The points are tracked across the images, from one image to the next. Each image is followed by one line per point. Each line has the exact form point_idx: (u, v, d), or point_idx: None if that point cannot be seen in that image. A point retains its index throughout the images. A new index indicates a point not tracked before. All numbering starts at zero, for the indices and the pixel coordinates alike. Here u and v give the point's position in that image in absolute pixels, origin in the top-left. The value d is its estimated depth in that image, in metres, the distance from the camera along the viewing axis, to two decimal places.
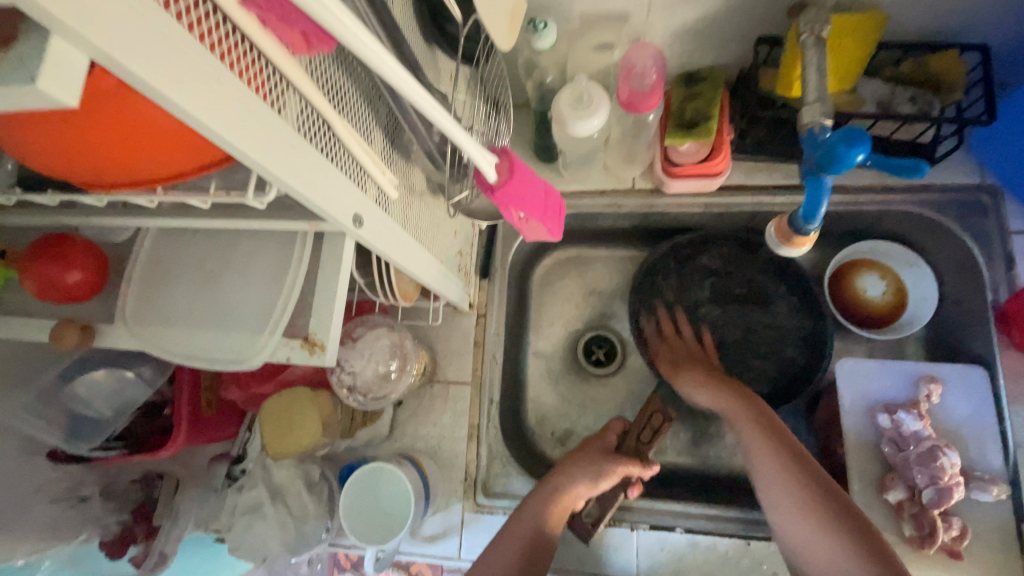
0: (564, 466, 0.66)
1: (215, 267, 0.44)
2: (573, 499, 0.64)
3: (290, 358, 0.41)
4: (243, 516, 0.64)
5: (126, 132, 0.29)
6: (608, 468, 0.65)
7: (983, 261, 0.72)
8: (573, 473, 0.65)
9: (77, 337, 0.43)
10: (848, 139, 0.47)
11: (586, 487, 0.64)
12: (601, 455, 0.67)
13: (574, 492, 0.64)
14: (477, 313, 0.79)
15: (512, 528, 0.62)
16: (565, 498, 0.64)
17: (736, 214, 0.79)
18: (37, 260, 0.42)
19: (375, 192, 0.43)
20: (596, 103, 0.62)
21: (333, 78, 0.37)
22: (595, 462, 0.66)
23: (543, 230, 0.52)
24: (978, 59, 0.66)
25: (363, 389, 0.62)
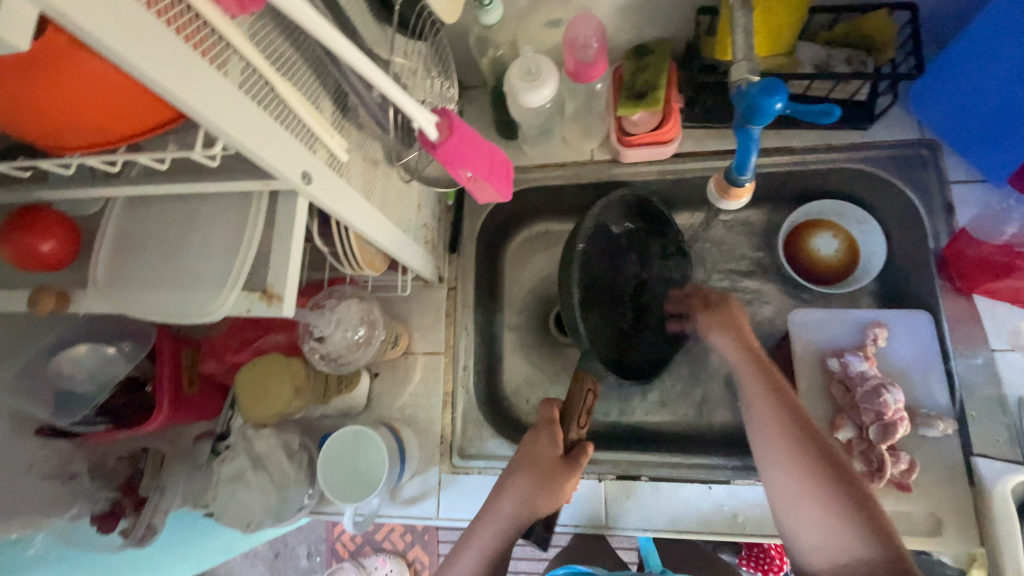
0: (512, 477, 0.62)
1: (178, 231, 0.47)
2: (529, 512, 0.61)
3: (251, 310, 0.44)
4: (227, 484, 0.67)
5: (79, 89, 0.32)
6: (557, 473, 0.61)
7: (925, 212, 0.75)
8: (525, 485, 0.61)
9: (53, 303, 0.46)
10: (767, 89, 0.50)
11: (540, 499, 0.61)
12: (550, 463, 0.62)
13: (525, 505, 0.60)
14: (447, 286, 0.82)
15: (476, 531, 0.60)
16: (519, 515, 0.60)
17: (691, 181, 0.82)
18: (13, 230, 0.45)
19: (325, 155, 0.46)
20: (544, 74, 0.66)
21: (274, 43, 0.40)
22: (544, 469, 0.62)
23: (492, 190, 0.55)
24: (907, 18, 0.70)
25: (335, 354, 0.65)
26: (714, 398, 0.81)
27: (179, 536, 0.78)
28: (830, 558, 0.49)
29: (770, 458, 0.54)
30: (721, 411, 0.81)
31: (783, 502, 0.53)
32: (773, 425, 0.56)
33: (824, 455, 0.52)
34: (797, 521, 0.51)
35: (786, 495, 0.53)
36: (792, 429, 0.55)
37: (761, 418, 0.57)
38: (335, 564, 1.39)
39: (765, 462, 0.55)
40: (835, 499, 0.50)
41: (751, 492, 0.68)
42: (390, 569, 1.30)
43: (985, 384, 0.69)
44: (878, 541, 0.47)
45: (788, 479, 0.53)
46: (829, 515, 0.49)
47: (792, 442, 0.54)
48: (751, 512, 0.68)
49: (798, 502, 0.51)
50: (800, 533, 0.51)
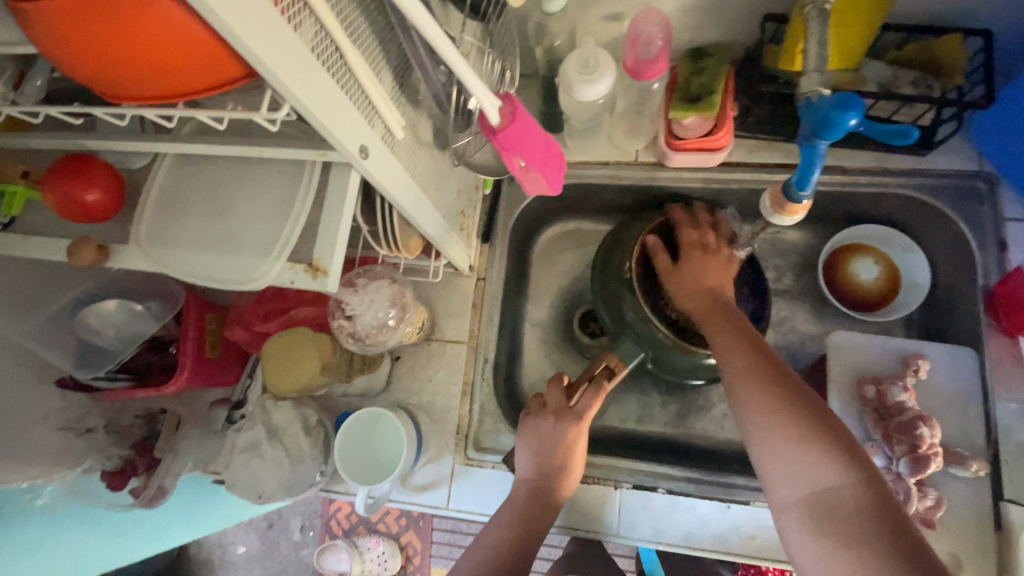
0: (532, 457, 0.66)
1: (225, 195, 0.46)
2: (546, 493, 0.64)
3: (295, 282, 0.43)
4: (241, 454, 0.67)
5: (151, 35, 0.30)
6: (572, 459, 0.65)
7: (976, 247, 0.73)
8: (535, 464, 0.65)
9: (93, 255, 0.45)
10: (842, 104, 0.48)
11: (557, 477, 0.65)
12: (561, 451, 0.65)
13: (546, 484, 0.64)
14: (476, 276, 0.81)
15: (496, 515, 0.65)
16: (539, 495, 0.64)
17: (736, 192, 0.80)
18: (61, 177, 0.44)
19: (382, 130, 0.45)
20: (602, 69, 0.64)
21: (347, 7, 0.38)
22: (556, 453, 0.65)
23: (543, 182, 0.54)
24: (981, 45, 0.67)
25: (362, 334, 0.64)
26: (737, 416, 0.80)
27: (186, 500, 0.77)
28: (800, 488, 0.46)
29: (743, 393, 0.52)
30: (742, 430, 0.79)
31: (757, 434, 0.50)
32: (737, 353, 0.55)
33: (800, 392, 0.50)
34: (770, 455, 0.49)
35: (758, 429, 0.50)
36: (764, 368, 0.52)
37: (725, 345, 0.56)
38: (327, 541, 1.39)
39: (737, 400, 0.53)
40: (808, 430, 0.47)
41: (770, 515, 0.67)
42: (381, 551, 1.29)
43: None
44: (858, 469, 0.45)
45: (763, 411, 0.50)
46: (803, 446, 0.47)
47: (765, 376, 0.52)
48: (769, 536, 0.66)
49: (769, 431, 0.49)
50: (771, 464, 0.49)
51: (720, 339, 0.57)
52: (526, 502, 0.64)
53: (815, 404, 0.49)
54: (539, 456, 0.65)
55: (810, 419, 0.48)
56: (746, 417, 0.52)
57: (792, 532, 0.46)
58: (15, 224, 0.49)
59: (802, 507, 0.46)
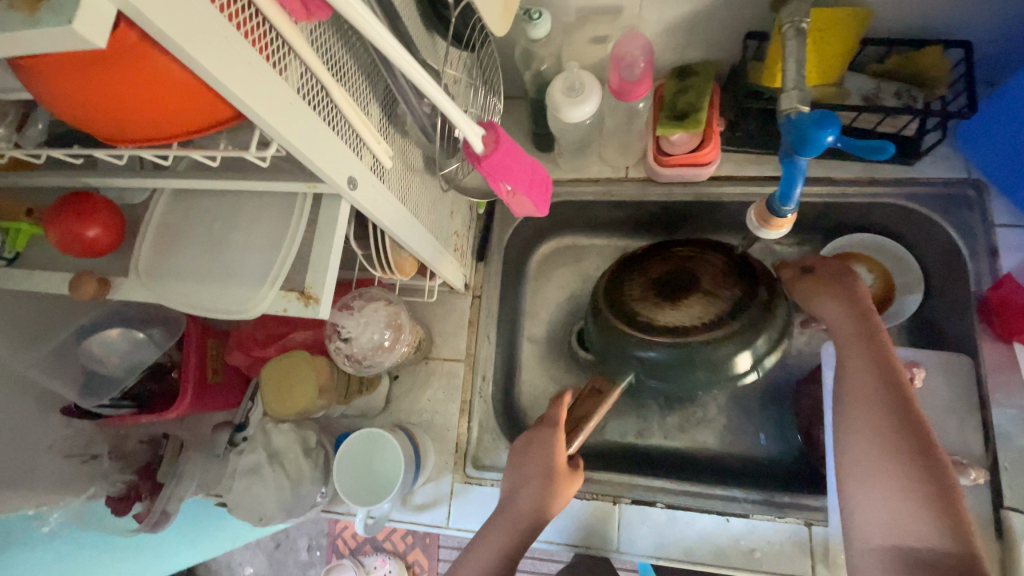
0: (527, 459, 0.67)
1: (222, 227, 0.47)
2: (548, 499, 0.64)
3: (287, 310, 0.44)
4: (243, 476, 0.68)
5: (143, 85, 0.32)
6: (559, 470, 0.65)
7: (967, 254, 0.73)
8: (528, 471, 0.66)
9: (94, 289, 0.46)
10: (819, 122, 0.50)
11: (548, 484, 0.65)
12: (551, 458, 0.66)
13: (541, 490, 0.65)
14: (472, 294, 0.82)
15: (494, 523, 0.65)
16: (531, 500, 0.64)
17: (726, 205, 0.81)
18: (63, 215, 0.46)
19: (370, 161, 0.47)
20: (587, 91, 0.66)
21: (333, 48, 0.40)
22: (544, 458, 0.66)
23: (530, 205, 0.55)
24: (961, 55, 0.68)
25: (360, 356, 0.65)
26: (736, 428, 0.80)
27: (190, 523, 0.78)
28: (886, 534, 0.49)
29: (852, 428, 0.54)
30: (741, 441, 0.79)
31: (854, 468, 0.52)
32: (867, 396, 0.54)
33: (919, 440, 0.51)
34: (862, 495, 0.51)
35: (859, 468, 0.52)
36: (886, 415, 0.53)
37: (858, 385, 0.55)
38: (334, 561, 1.38)
39: (844, 432, 0.54)
40: (912, 482, 0.49)
41: (769, 527, 0.67)
42: (388, 570, 1.29)
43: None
44: (955, 533, 0.47)
45: (871, 454, 0.52)
46: (905, 497, 0.49)
47: (881, 419, 0.53)
48: (769, 549, 0.66)
49: (874, 474, 0.51)
50: (862, 505, 0.51)
51: (855, 366, 0.57)
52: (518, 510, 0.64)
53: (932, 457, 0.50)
54: (526, 472, 0.66)
55: (920, 469, 0.49)
56: (850, 452, 0.53)
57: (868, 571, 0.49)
58: (20, 258, 0.51)
59: (891, 555, 0.48)
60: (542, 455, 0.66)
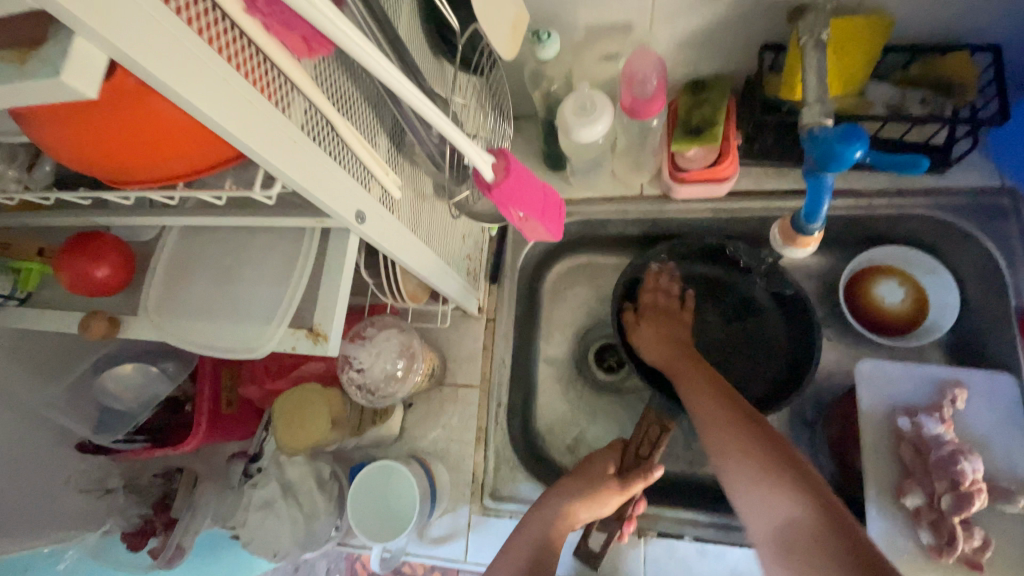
0: (557, 487, 0.64)
1: (231, 263, 0.47)
2: (570, 521, 0.62)
3: (296, 348, 0.43)
4: (257, 511, 0.67)
5: (146, 127, 0.31)
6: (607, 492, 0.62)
7: (1006, 265, 0.70)
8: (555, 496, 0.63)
9: (104, 328, 0.46)
10: (845, 137, 0.47)
11: (585, 510, 0.62)
12: (595, 475, 0.64)
13: (568, 512, 0.62)
14: (486, 317, 0.81)
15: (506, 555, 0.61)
16: (557, 521, 0.62)
17: (746, 220, 0.78)
18: (72, 255, 0.45)
19: (379, 192, 0.45)
20: (599, 110, 0.64)
21: (337, 81, 0.39)
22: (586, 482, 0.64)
23: (543, 231, 0.53)
24: (990, 60, 0.65)
25: (372, 387, 0.64)
26: None
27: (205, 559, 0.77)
28: None
29: (720, 443, 0.57)
30: None
31: (738, 484, 0.54)
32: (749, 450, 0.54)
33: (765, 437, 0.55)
34: (747, 501, 0.52)
35: (735, 476, 0.54)
36: (769, 460, 0.53)
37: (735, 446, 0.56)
38: None
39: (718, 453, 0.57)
40: (771, 476, 0.51)
41: None
42: None
43: None
44: (819, 509, 0.47)
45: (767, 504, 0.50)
46: (771, 490, 0.51)
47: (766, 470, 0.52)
48: None
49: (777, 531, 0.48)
50: (748, 509, 0.52)
51: (698, 393, 0.62)
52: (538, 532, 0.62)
53: (776, 448, 0.54)
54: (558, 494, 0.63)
55: (776, 465, 0.52)
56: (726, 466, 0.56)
57: None
58: (32, 298, 0.51)
59: None
60: (587, 495, 0.62)
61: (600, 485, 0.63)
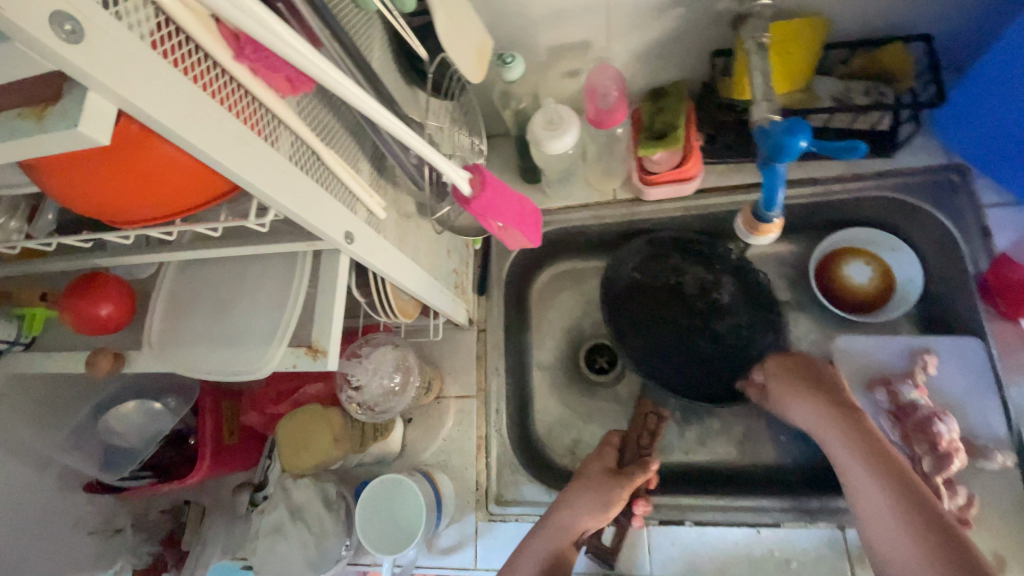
0: (564, 500, 0.65)
1: (228, 290, 0.49)
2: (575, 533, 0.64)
3: (297, 365, 0.45)
4: (267, 536, 0.68)
5: (146, 169, 0.34)
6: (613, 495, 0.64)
7: (959, 236, 0.74)
8: (575, 503, 0.64)
9: (110, 363, 0.48)
10: (790, 129, 0.51)
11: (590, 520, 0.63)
12: (603, 483, 0.65)
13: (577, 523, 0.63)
14: (477, 328, 0.83)
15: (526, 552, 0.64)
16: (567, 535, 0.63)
17: (715, 215, 0.83)
18: (75, 297, 0.48)
19: (365, 214, 0.48)
20: (566, 123, 0.68)
21: (319, 115, 0.42)
22: (595, 492, 0.65)
23: (522, 238, 0.57)
24: (924, 49, 0.69)
25: (371, 404, 0.66)
26: (755, 436, 0.79)
27: None
28: None
29: (871, 515, 0.53)
30: (761, 449, 0.79)
31: (893, 563, 0.50)
32: (853, 439, 0.57)
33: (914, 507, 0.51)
34: (894, 567, 0.50)
35: (889, 560, 0.51)
36: (877, 457, 0.55)
37: (844, 441, 0.58)
38: None
39: (864, 527, 0.54)
40: (929, 558, 0.48)
41: (804, 536, 0.65)
42: None
43: None
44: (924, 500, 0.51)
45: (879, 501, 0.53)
46: (919, 557, 0.49)
47: (877, 470, 0.54)
48: (805, 558, 0.64)
49: (887, 533, 0.51)
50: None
51: (837, 439, 0.59)
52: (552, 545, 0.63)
53: (913, 496, 0.52)
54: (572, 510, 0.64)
55: (944, 558, 0.47)
56: (886, 551, 0.52)
57: None
58: (37, 342, 0.53)
59: None
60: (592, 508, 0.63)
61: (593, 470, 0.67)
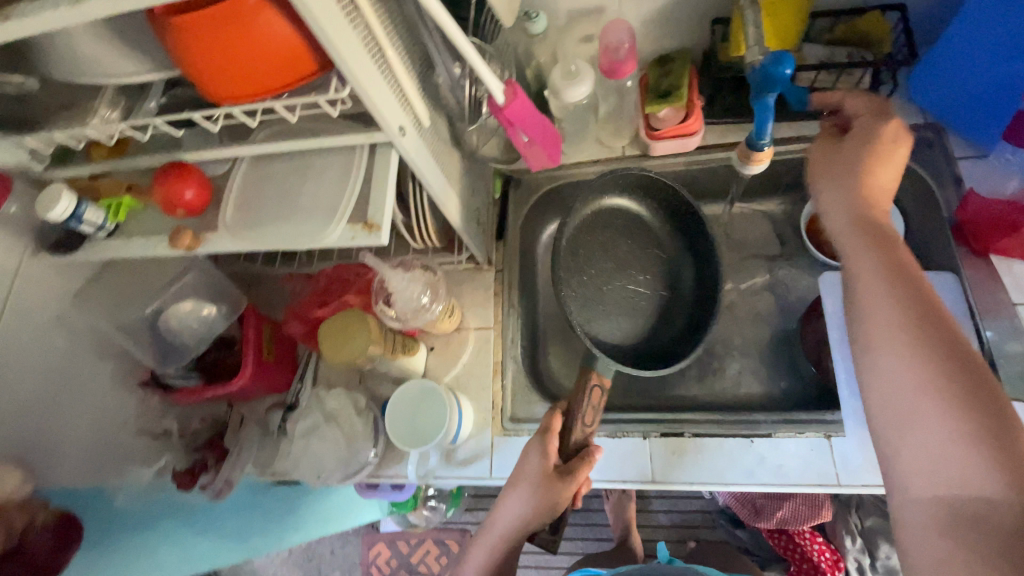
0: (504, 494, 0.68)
1: (294, 179, 0.57)
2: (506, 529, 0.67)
3: (354, 238, 0.53)
4: (302, 438, 0.75)
5: (252, 37, 0.42)
6: (531, 496, 0.65)
7: (935, 185, 0.82)
8: (507, 500, 0.67)
9: (190, 240, 0.56)
10: (777, 61, 0.60)
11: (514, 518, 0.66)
12: (534, 481, 0.66)
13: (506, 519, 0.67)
14: (495, 270, 0.90)
15: (472, 549, 0.70)
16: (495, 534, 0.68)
17: (713, 169, 0.91)
18: (166, 179, 0.55)
19: (413, 117, 0.56)
20: (583, 73, 0.77)
21: (384, 20, 0.51)
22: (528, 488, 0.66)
23: (544, 156, 0.65)
24: (899, 17, 0.79)
25: (402, 315, 0.73)
26: (750, 371, 0.86)
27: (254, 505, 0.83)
28: (943, 477, 0.39)
29: (896, 364, 0.44)
30: (754, 382, 0.85)
31: (909, 442, 0.42)
32: (895, 293, 0.47)
33: (965, 371, 0.42)
34: (912, 447, 0.42)
35: (903, 413, 0.43)
36: (920, 317, 0.45)
37: (878, 291, 0.48)
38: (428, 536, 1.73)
39: (875, 361, 0.46)
40: (960, 410, 0.40)
41: (792, 442, 0.71)
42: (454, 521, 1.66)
43: (1014, 342, 0.72)
44: (966, 371, 0.42)
45: (909, 369, 0.43)
46: (954, 438, 0.40)
47: (918, 330, 0.44)
48: (794, 461, 0.71)
49: (917, 404, 0.42)
50: (902, 454, 0.42)
51: (875, 292, 0.48)
52: (496, 536, 0.68)
53: (963, 365, 0.42)
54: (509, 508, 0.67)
55: (983, 439, 0.39)
56: (907, 431, 0.43)
57: (914, 529, 0.40)
58: (118, 230, 0.60)
59: (939, 507, 0.39)
60: (517, 506, 0.66)
61: (537, 455, 0.67)
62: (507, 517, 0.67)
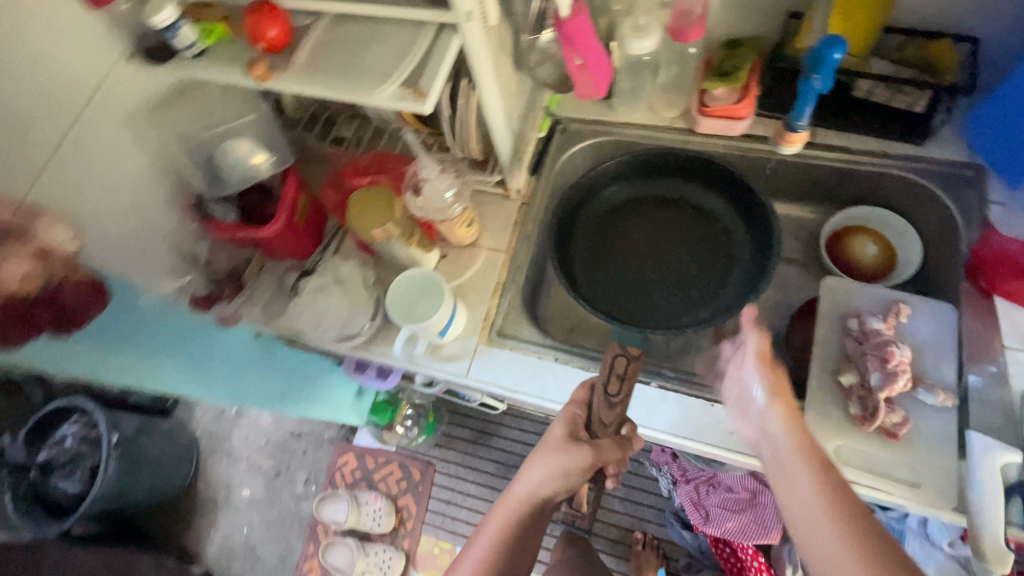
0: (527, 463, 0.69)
1: (365, 42, 0.63)
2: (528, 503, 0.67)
3: (401, 102, 0.58)
4: (311, 294, 0.83)
5: None
6: (565, 468, 0.66)
7: (962, 222, 0.83)
8: (532, 466, 0.67)
9: (262, 72, 0.63)
10: (829, 43, 0.62)
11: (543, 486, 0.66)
12: (557, 452, 0.68)
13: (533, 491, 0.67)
14: (521, 200, 0.95)
15: (485, 524, 0.68)
16: (518, 504, 0.67)
17: (754, 160, 0.94)
18: (255, 13, 0.61)
19: (482, 12, 0.62)
20: (650, 29, 0.81)
21: None
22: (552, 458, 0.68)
23: (591, 84, 0.70)
24: (970, 49, 0.80)
25: (427, 206, 0.79)
26: None
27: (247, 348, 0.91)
28: None
29: (824, 542, 0.50)
30: None
31: None
32: (817, 486, 0.54)
33: (886, 545, 0.48)
34: None
35: None
36: (844, 510, 0.51)
37: (802, 484, 0.55)
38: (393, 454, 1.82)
39: (805, 536, 0.52)
40: None
41: None
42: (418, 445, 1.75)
43: (994, 384, 0.73)
44: (890, 557, 0.47)
45: (836, 555, 0.49)
46: None
47: (837, 514, 0.51)
48: None
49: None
50: None
51: (805, 483, 0.55)
52: (517, 505, 0.68)
53: (885, 546, 0.48)
54: (543, 479, 0.67)
55: None
56: None
57: None
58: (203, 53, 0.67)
59: None
60: (545, 475, 0.66)
61: (564, 432, 0.69)
62: (525, 485, 0.68)
